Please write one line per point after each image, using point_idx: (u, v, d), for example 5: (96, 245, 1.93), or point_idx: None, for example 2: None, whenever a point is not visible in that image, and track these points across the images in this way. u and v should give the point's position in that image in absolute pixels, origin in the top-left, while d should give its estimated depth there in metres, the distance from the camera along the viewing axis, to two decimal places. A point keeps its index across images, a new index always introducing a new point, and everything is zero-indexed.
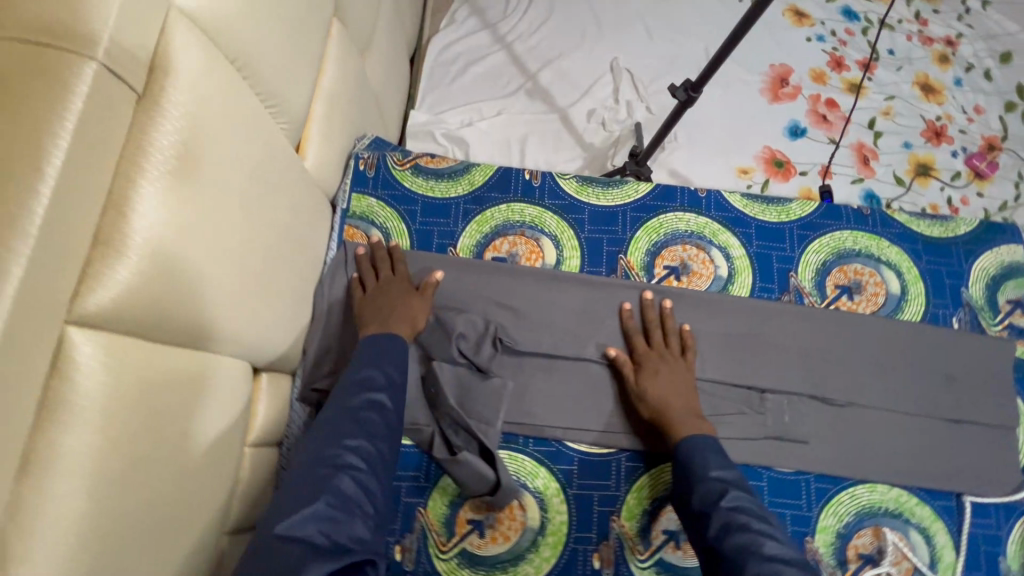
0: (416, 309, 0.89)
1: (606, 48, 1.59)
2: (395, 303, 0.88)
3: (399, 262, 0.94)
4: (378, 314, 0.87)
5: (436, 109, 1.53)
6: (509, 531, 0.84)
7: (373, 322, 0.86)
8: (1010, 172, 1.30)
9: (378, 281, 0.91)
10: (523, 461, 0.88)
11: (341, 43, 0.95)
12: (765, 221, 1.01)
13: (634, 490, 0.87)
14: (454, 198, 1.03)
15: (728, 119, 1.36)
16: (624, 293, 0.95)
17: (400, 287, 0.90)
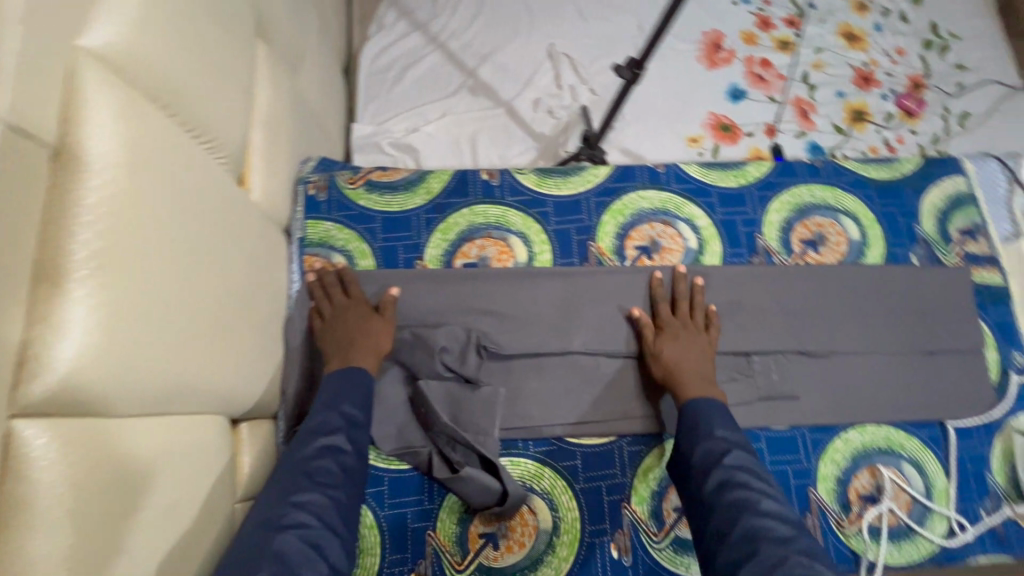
0: (375, 330, 0.87)
1: (541, 35, 1.57)
2: (357, 328, 0.87)
3: (352, 286, 0.92)
4: (341, 346, 0.86)
5: (379, 119, 1.50)
6: (524, 537, 0.85)
7: (337, 355, 0.86)
8: (936, 107, 1.34)
9: (332, 307, 0.90)
10: (527, 465, 0.88)
11: (270, 65, 0.91)
12: (724, 188, 1.04)
13: (640, 474, 0.89)
14: (416, 208, 1.01)
15: (670, 91, 1.37)
16: (599, 279, 0.96)
17: (353, 312, 0.89)
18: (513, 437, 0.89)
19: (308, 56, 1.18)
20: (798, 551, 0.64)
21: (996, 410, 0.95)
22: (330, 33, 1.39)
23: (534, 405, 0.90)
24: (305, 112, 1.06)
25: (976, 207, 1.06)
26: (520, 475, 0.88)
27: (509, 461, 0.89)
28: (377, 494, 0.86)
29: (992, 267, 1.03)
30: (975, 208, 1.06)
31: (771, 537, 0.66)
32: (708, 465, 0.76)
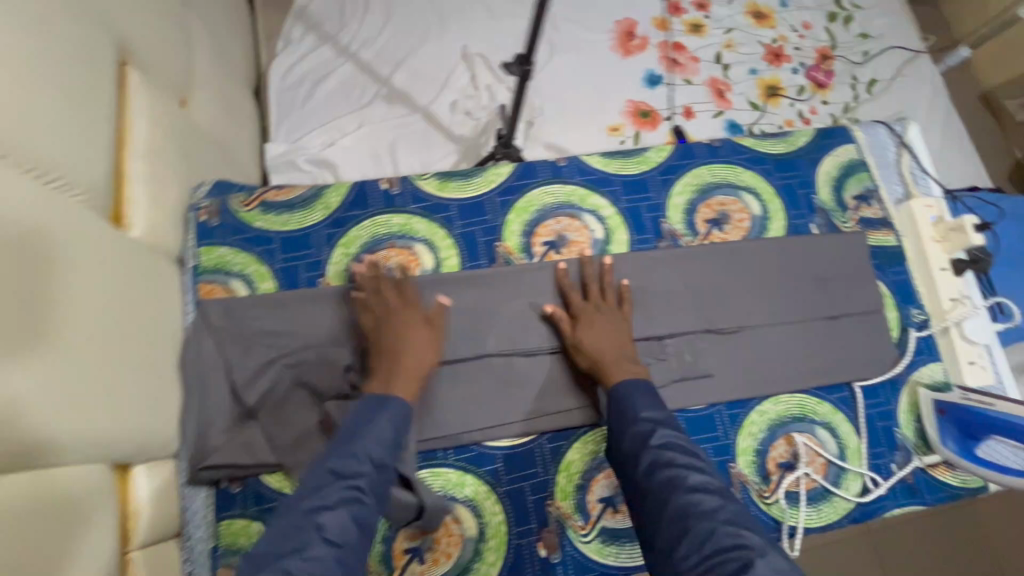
0: (417, 337, 0.91)
1: (452, 37, 1.55)
2: (407, 343, 0.89)
3: (401, 287, 0.96)
4: (391, 365, 0.87)
5: (293, 135, 1.45)
6: (453, 546, 0.91)
7: (383, 372, 0.88)
8: (844, 77, 1.39)
9: (382, 309, 0.93)
10: (449, 476, 0.93)
11: (147, 97, 0.93)
12: (626, 176, 1.10)
13: (563, 470, 0.96)
14: (337, 226, 1.05)
15: (585, 81, 1.38)
16: (514, 278, 1.02)
17: (394, 317, 0.92)
18: (433, 446, 0.93)
19: (196, 79, 1.16)
20: (725, 523, 0.69)
21: (898, 364, 1.05)
22: (228, 50, 1.34)
23: (470, 400, 0.96)
24: (188, 141, 1.04)
25: (867, 173, 1.15)
26: (439, 485, 0.93)
27: (430, 473, 0.93)
28: None
29: (886, 229, 1.12)
30: (866, 174, 1.15)
31: (711, 515, 0.70)
32: (634, 453, 0.80)
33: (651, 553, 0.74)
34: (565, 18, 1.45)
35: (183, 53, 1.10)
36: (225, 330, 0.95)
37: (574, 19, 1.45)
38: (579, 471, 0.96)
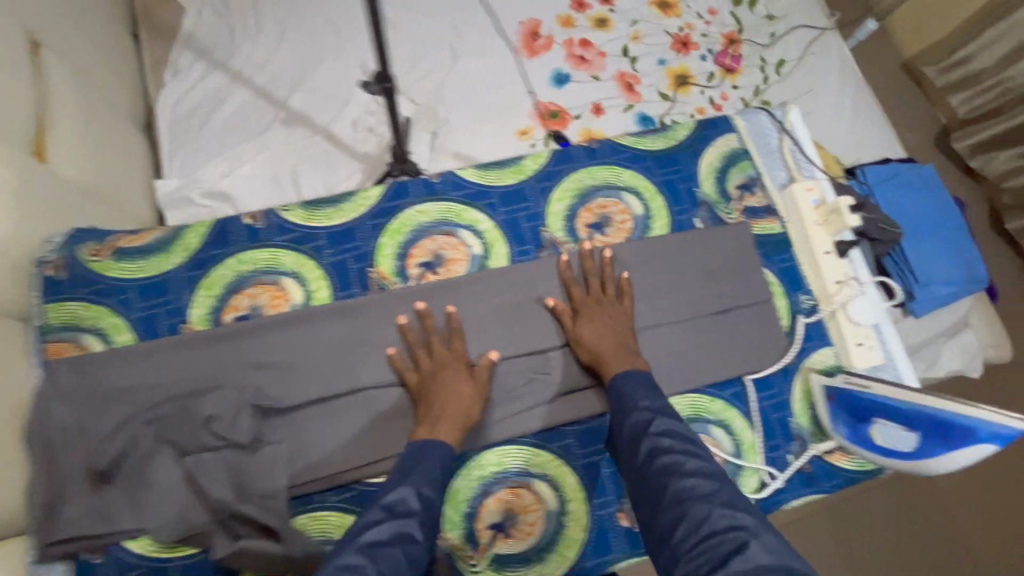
0: (480, 397, 0.76)
1: (354, 48, 1.42)
2: (603, 327, 0.79)
3: (453, 335, 0.78)
4: (603, 347, 0.78)
5: (186, 169, 1.25)
6: (533, 521, 0.75)
7: (596, 355, 0.78)
8: (750, 60, 1.58)
9: (427, 371, 0.76)
10: (485, 462, 0.77)
11: None
12: (656, 149, 0.92)
13: None
14: (234, 242, 0.81)
15: (496, 83, 1.44)
16: (554, 274, 0.84)
17: (461, 377, 0.76)
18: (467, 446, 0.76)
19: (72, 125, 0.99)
20: (770, 449, 0.81)
21: None
22: (114, 97, 1.18)
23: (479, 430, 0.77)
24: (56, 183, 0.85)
25: None
26: (479, 477, 0.76)
27: (464, 469, 0.76)
28: None
29: None
30: None
31: (741, 459, 0.80)
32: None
33: None
34: (471, 28, 1.50)
35: (28, 94, 0.90)
36: (158, 387, 0.74)
37: (479, 27, 1.50)
38: None
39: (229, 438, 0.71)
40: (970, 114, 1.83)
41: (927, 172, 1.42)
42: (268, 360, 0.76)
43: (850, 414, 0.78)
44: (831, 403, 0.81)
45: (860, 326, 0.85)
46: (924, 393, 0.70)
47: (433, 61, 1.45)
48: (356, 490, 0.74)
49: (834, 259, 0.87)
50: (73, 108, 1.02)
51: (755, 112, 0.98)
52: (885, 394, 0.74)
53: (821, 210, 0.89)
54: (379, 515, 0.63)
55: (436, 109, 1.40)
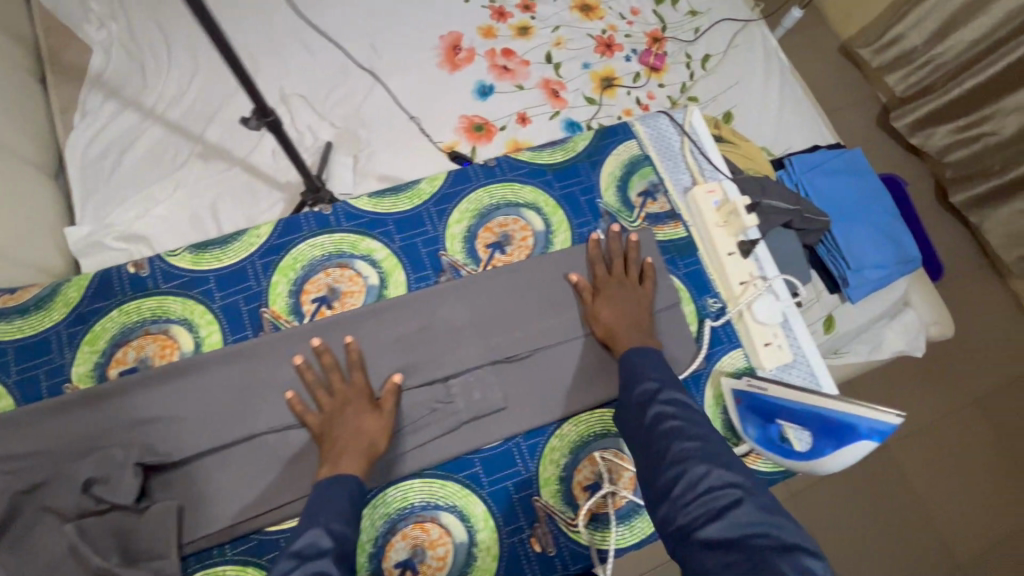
0: (385, 428, 0.72)
1: (270, 77, 1.40)
2: (620, 308, 0.80)
3: (353, 369, 0.75)
4: (616, 328, 0.79)
5: (100, 215, 1.22)
6: (441, 555, 0.73)
7: (609, 333, 0.79)
8: (676, 57, 1.59)
9: (327, 411, 0.72)
10: (389, 499, 0.75)
11: None
12: (555, 164, 0.92)
13: (546, 460, 0.78)
14: (117, 293, 0.79)
15: (419, 99, 1.43)
16: (455, 298, 0.82)
17: (364, 411, 0.72)
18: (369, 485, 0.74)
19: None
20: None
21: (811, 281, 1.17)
22: (17, 143, 1.15)
23: (382, 465, 0.74)
24: None
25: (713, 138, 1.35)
26: (384, 514, 0.74)
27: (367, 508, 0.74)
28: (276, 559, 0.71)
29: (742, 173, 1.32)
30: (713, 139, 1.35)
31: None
32: (579, 440, 0.80)
33: (625, 525, 0.77)
34: (391, 47, 1.49)
35: None
36: (42, 453, 0.70)
37: (399, 45, 1.49)
38: (556, 480, 0.78)
39: (110, 501, 0.68)
40: (909, 92, 1.78)
41: (854, 157, 1.43)
42: (157, 413, 0.73)
43: (755, 416, 0.79)
44: (739, 406, 0.81)
45: (768, 326, 0.85)
46: (828, 398, 0.69)
47: (353, 83, 1.43)
48: (256, 540, 0.72)
49: (738, 259, 0.88)
50: None
51: (655, 118, 0.98)
52: (784, 398, 0.74)
53: (722, 212, 0.89)
54: (290, 562, 0.56)
55: (358, 131, 1.38)
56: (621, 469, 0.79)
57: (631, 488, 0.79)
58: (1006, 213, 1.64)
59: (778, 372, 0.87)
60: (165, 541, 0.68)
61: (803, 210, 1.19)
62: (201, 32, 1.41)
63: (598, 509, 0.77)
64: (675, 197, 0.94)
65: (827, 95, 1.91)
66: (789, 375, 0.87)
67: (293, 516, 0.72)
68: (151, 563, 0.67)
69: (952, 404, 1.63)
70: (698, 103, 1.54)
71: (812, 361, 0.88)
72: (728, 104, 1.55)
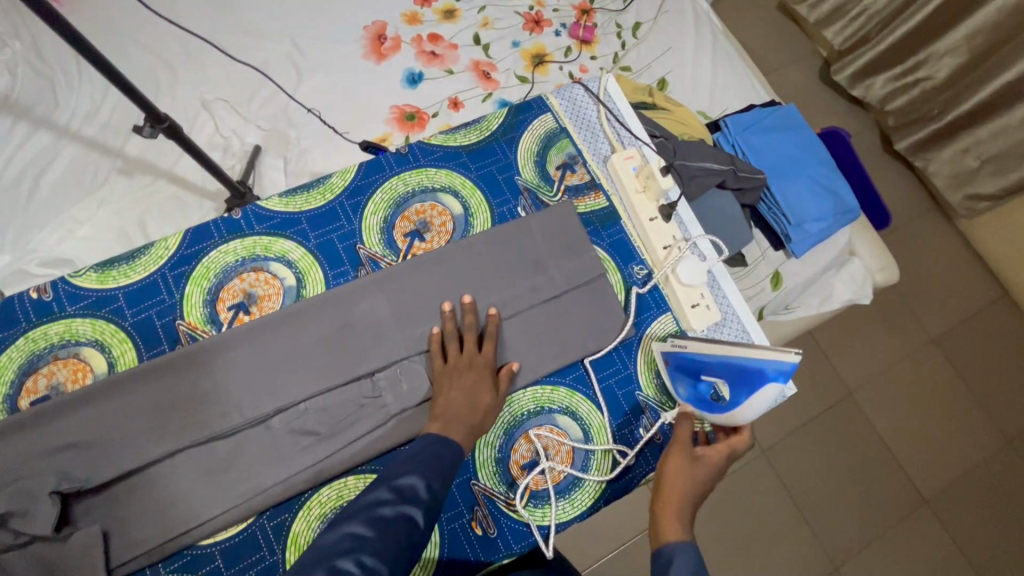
0: (495, 406, 0.76)
1: (189, 85, 1.35)
2: (700, 496, 0.71)
3: (486, 338, 0.79)
4: (685, 503, 0.69)
5: (21, 242, 1.16)
6: None
7: (679, 495, 0.69)
8: (605, 28, 1.57)
9: (451, 364, 0.77)
10: (324, 499, 0.75)
11: None
12: (470, 145, 0.93)
13: (481, 444, 0.78)
14: (21, 321, 0.76)
15: (346, 94, 1.40)
16: (375, 290, 0.81)
17: (483, 385, 0.76)
18: (300, 488, 0.73)
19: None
20: (621, 425, 0.82)
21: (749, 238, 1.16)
22: None
23: (314, 466, 0.74)
24: None
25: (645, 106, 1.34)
26: (319, 515, 0.74)
27: (301, 510, 0.74)
28: (213, 571, 0.71)
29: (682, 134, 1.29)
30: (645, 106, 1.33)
31: (591, 442, 0.80)
32: (514, 419, 0.80)
33: (566, 499, 0.78)
34: (313, 42, 1.45)
35: None
36: None
37: (322, 39, 1.45)
38: (493, 462, 0.78)
39: (30, 532, 0.66)
40: (846, 44, 1.76)
41: (788, 113, 1.43)
42: (72, 440, 0.71)
43: (686, 378, 0.80)
44: (672, 370, 0.83)
45: (695, 285, 0.87)
46: (738, 345, 0.71)
47: (276, 83, 1.38)
48: (190, 554, 0.71)
49: (660, 224, 0.91)
50: None
51: (571, 88, 1.00)
52: (702, 356, 0.76)
53: (641, 177, 0.92)
54: (388, 493, 0.63)
55: (286, 132, 1.34)
56: (557, 447, 0.80)
57: (567, 463, 0.79)
58: (950, 152, 1.63)
59: (710, 331, 0.88)
60: (92, 566, 0.67)
61: (736, 168, 1.16)
62: (111, 43, 1.35)
63: (537, 487, 0.78)
64: (595, 166, 0.96)
65: (768, 53, 1.90)
66: (721, 334, 0.89)
67: (223, 527, 0.71)
68: None
69: (911, 347, 1.65)
70: (631, 72, 1.53)
71: (742, 316, 0.90)
72: (662, 71, 1.54)
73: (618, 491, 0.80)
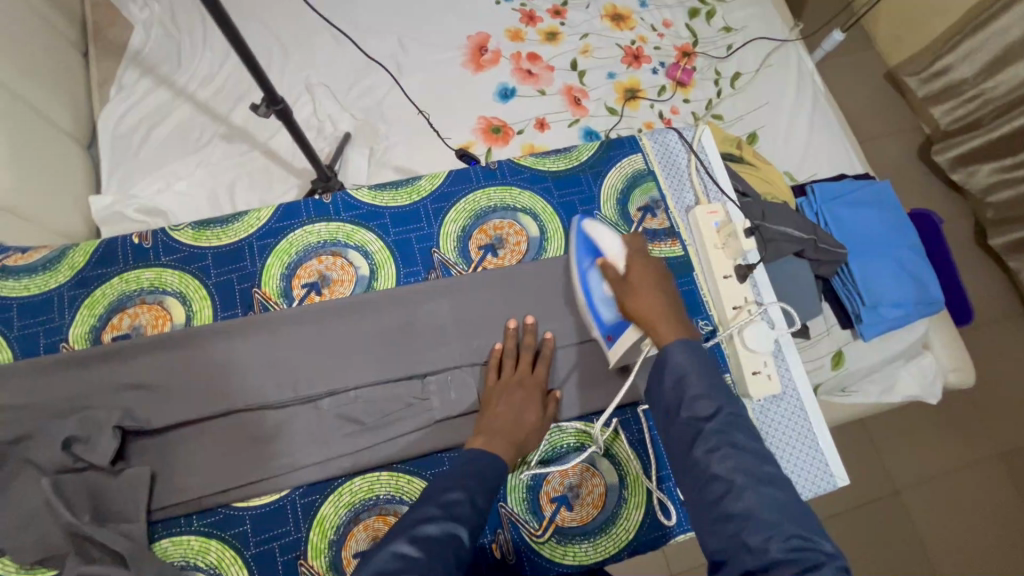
0: (538, 427, 0.75)
1: (298, 67, 1.43)
2: (663, 290, 0.76)
3: (541, 359, 0.80)
4: (659, 308, 0.73)
5: (124, 185, 1.24)
6: None
7: (650, 307, 0.73)
8: (704, 73, 1.56)
9: (503, 379, 0.77)
10: (355, 488, 0.75)
11: None
12: (556, 171, 0.94)
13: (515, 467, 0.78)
14: (119, 262, 0.83)
15: (441, 97, 1.44)
16: (441, 295, 0.83)
17: (532, 404, 0.75)
18: (334, 473, 0.74)
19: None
20: (660, 480, 0.80)
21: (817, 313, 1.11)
22: (55, 110, 1.19)
23: (352, 455, 0.75)
24: None
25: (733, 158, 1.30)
26: (347, 503, 0.75)
27: (331, 494, 0.75)
28: (240, 534, 0.72)
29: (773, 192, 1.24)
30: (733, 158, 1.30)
31: (625, 488, 0.78)
32: (551, 450, 0.79)
33: (589, 541, 0.76)
34: (418, 43, 1.50)
35: None
36: (33, 407, 0.73)
37: (427, 43, 1.50)
38: (524, 488, 0.77)
39: (88, 459, 0.70)
40: (953, 125, 1.68)
41: (881, 189, 1.37)
42: (139, 380, 0.75)
43: (613, 331, 0.78)
44: (611, 346, 0.78)
45: (760, 352, 0.85)
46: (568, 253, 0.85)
47: (376, 78, 1.45)
48: (222, 514, 0.73)
49: (733, 283, 0.88)
50: (13, 122, 1.03)
51: (664, 133, 1.01)
52: (586, 303, 0.80)
53: (722, 233, 0.90)
54: (435, 510, 0.59)
55: (376, 125, 1.39)
56: (589, 488, 0.78)
57: (597, 505, 0.78)
58: None
59: (766, 402, 0.87)
60: (135, 504, 0.70)
61: (819, 239, 1.10)
62: (239, 19, 1.46)
63: (562, 523, 0.76)
64: (676, 214, 0.95)
65: (867, 122, 1.83)
66: (776, 405, 0.87)
67: (258, 495, 0.73)
68: (120, 525, 0.69)
69: (973, 456, 1.53)
70: (723, 121, 1.51)
71: (802, 389, 0.88)
72: (754, 124, 1.51)
73: (644, 545, 0.77)
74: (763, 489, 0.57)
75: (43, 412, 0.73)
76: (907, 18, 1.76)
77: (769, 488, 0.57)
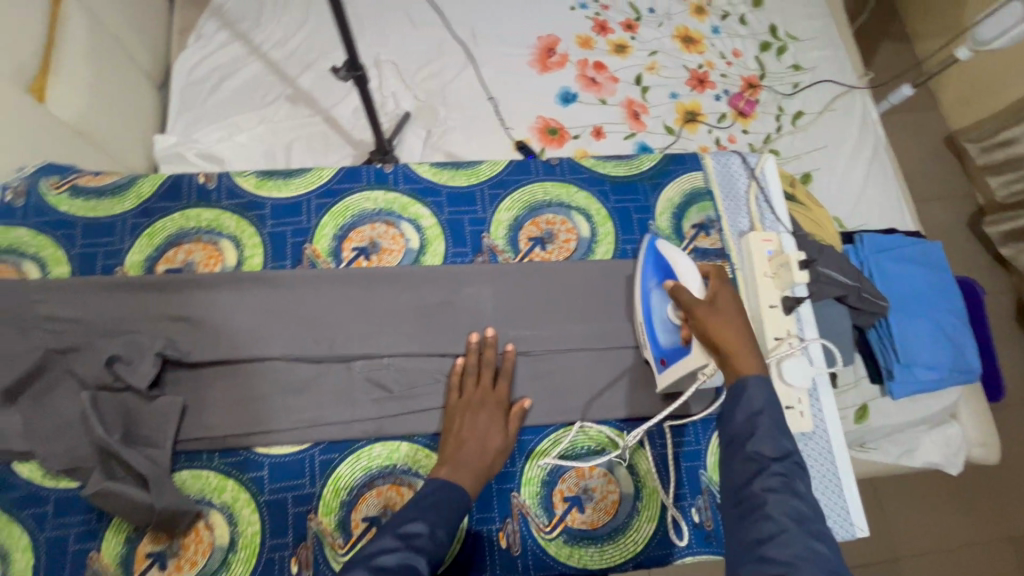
0: (505, 448, 0.74)
1: (371, 42, 1.46)
2: (742, 325, 0.70)
3: (502, 375, 0.77)
4: (734, 337, 0.68)
5: (189, 130, 1.28)
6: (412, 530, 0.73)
7: (733, 336, 0.68)
8: (767, 107, 1.55)
9: (465, 398, 0.75)
10: (374, 453, 0.76)
11: None
12: (617, 177, 0.95)
13: (533, 459, 0.78)
14: (183, 198, 0.85)
15: (505, 91, 1.46)
16: (484, 281, 0.84)
17: (494, 425, 0.74)
18: (356, 436, 0.75)
19: None
20: (676, 498, 0.79)
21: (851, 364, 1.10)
22: (136, 49, 1.23)
23: (376, 420, 0.76)
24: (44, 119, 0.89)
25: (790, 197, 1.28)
26: (364, 467, 0.75)
27: (350, 456, 0.76)
28: (257, 478, 0.74)
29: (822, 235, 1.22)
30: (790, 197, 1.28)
31: (639, 499, 0.78)
32: (571, 448, 0.79)
33: (596, 547, 0.75)
34: (490, 36, 1.53)
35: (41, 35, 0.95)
36: (80, 321, 0.75)
37: (498, 37, 1.52)
38: (539, 482, 0.77)
39: (127, 380, 0.72)
40: (1010, 199, 1.65)
41: (931, 249, 1.34)
42: (183, 313, 0.77)
43: (666, 355, 0.78)
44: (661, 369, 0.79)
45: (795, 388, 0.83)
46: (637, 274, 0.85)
47: (444, 63, 1.47)
48: (243, 456, 0.74)
49: (778, 313, 0.85)
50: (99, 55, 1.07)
51: (727, 156, 1.00)
52: (644, 320, 0.80)
53: (774, 262, 0.87)
54: (393, 542, 0.59)
55: (436, 108, 1.42)
56: (601, 494, 0.78)
57: (608, 510, 0.77)
58: None
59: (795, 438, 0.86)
60: (164, 432, 0.72)
61: (863, 288, 1.08)
62: None
63: (572, 523, 0.76)
64: (729, 238, 0.95)
65: (922, 181, 1.80)
66: (804, 444, 0.86)
67: (282, 444, 0.75)
68: (146, 449, 0.71)
69: (984, 535, 1.48)
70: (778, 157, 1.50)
71: (832, 433, 0.87)
72: (810, 165, 1.50)
73: (651, 560, 0.76)
74: (803, 533, 0.55)
75: (88, 328, 0.75)
76: (977, 84, 1.72)
77: (811, 535, 0.55)
